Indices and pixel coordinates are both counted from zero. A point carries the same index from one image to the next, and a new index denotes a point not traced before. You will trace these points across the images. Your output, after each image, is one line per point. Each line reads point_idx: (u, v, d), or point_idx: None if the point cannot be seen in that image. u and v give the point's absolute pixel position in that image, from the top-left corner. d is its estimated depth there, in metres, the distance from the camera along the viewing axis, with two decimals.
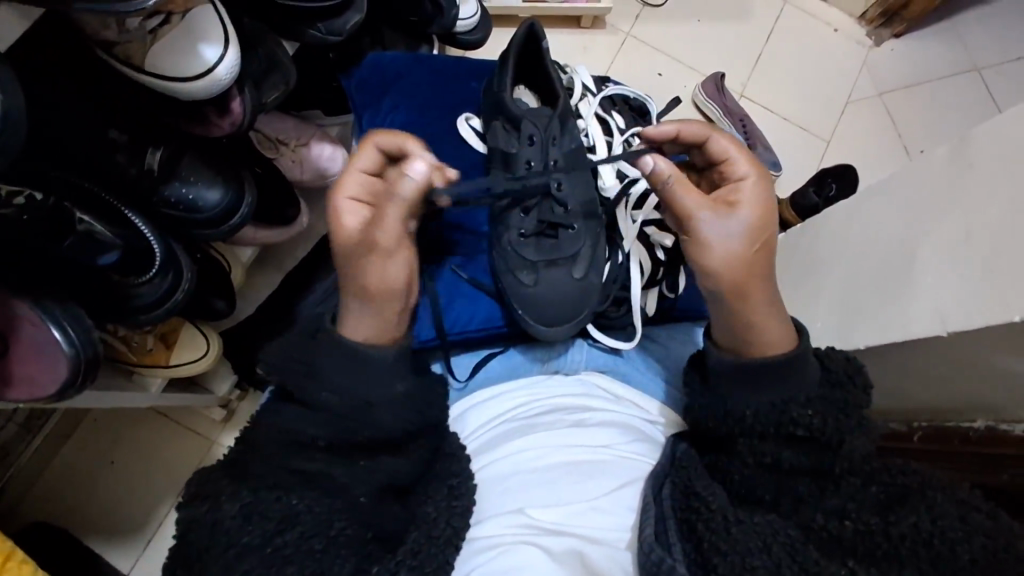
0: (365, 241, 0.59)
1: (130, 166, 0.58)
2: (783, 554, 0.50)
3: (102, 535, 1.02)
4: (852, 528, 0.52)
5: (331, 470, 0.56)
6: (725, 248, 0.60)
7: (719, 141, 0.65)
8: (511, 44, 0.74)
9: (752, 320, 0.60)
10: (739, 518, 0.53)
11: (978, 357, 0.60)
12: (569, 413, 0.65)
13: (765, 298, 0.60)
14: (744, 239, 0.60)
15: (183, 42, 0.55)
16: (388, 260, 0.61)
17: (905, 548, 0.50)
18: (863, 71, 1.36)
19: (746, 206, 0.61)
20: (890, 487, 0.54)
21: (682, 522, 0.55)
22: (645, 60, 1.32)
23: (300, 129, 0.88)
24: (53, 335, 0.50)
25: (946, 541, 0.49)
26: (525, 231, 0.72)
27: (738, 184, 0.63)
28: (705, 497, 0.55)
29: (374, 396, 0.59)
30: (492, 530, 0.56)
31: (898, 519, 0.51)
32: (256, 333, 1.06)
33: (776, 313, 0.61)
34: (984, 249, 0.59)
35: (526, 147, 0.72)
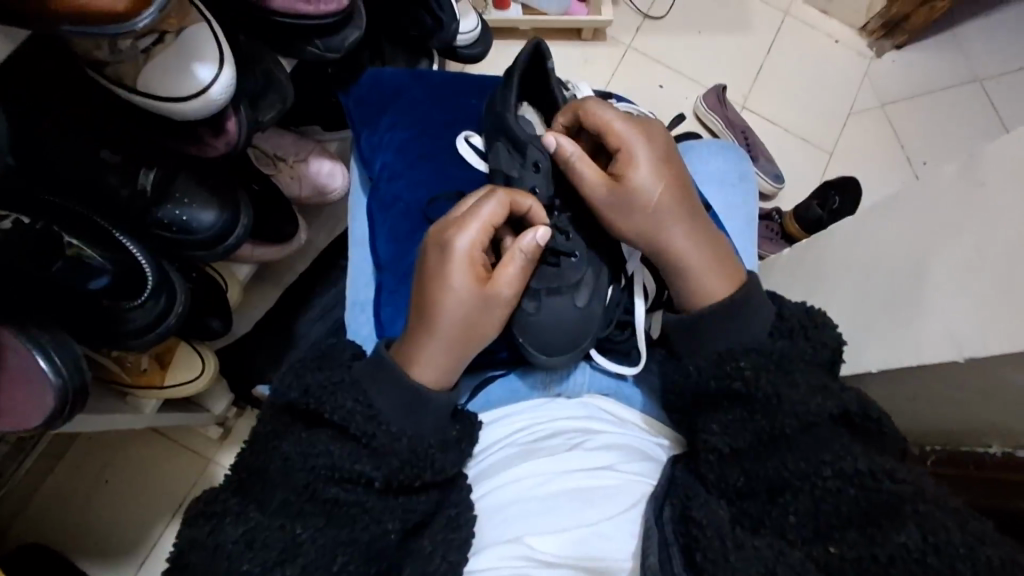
0: (485, 302, 0.60)
1: (123, 187, 0.56)
2: (786, 569, 0.50)
3: (93, 557, 1.00)
4: (838, 556, 0.51)
5: (327, 487, 0.55)
6: (632, 217, 0.65)
7: (592, 117, 0.67)
8: (516, 63, 0.73)
9: (685, 269, 0.64)
10: (736, 542, 0.52)
11: (994, 379, 0.58)
12: (569, 437, 0.63)
13: (690, 250, 0.64)
14: (635, 200, 0.64)
15: (175, 63, 0.53)
16: (492, 315, 0.61)
17: (896, 571, 0.49)
18: (865, 82, 1.35)
19: (638, 172, 0.64)
20: (874, 494, 0.52)
21: (684, 548, 0.54)
22: (646, 72, 1.32)
23: (299, 146, 0.89)
24: (40, 366, 0.48)
25: (942, 559, 0.48)
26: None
27: (626, 154, 0.65)
28: (701, 521, 0.54)
29: (372, 420, 0.56)
30: (486, 563, 0.55)
31: (886, 539, 0.50)
32: (254, 351, 1.04)
33: (714, 263, 0.64)
34: (995, 272, 0.58)
35: (530, 173, 0.70)
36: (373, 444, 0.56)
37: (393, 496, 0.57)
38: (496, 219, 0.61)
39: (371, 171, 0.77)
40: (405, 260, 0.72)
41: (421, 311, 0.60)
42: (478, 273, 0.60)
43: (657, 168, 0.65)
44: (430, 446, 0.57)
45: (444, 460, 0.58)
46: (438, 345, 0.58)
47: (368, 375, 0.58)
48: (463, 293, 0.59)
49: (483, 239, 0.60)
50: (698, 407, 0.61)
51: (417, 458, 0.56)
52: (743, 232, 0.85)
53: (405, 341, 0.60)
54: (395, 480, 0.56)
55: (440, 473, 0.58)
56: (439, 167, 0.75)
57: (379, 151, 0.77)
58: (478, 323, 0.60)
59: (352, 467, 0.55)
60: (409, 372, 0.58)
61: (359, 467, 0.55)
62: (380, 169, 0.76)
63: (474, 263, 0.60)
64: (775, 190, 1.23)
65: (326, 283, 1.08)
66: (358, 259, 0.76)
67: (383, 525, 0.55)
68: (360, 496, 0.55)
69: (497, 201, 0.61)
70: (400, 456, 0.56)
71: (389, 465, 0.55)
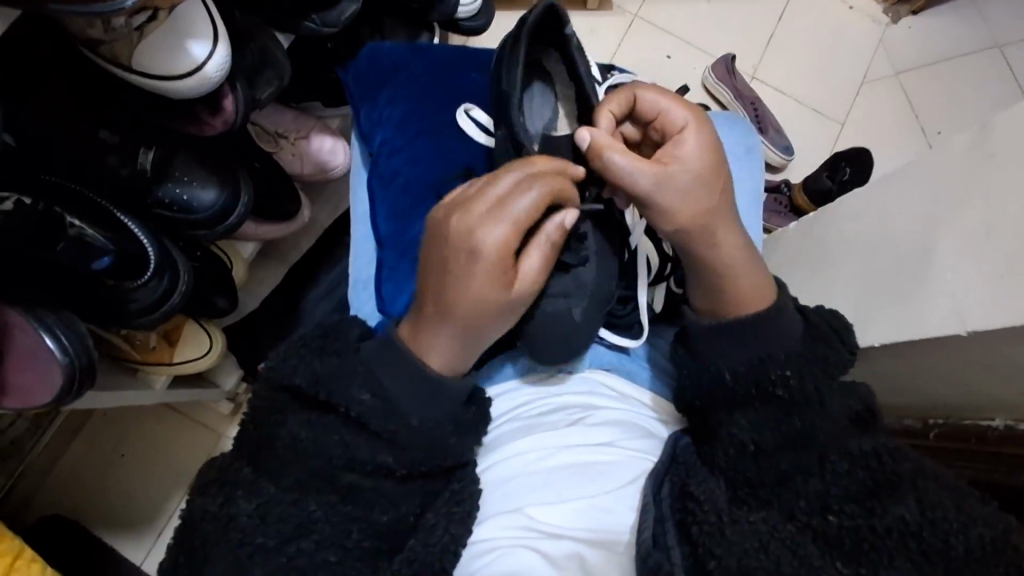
0: (509, 299, 0.57)
1: (122, 167, 0.56)
2: (783, 553, 0.50)
3: (112, 528, 1.03)
4: (836, 525, 0.52)
5: (344, 474, 0.56)
6: (686, 208, 0.58)
7: (645, 98, 0.62)
8: (524, 31, 0.66)
9: (721, 269, 0.59)
10: (731, 518, 0.53)
11: (1000, 353, 0.58)
12: (571, 413, 0.63)
13: (733, 250, 0.60)
14: (695, 185, 0.58)
15: (170, 40, 0.52)
16: (511, 309, 0.59)
17: (891, 541, 0.50)
18: (879, 49, 1.32)
19: (694, 158, 0.58)
20: (879, 472, 0.53)
21: (677, 524, 0.54)
22: (653, 42, 1.29)
23: (300, 122, 0.89)
24: (47, 345, 0.49)
25: (937, 533, 0.49)
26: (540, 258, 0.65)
27: (680, 138, 0.60)
28: (698, 498, 0.54)
29: (388, 411, 0.56)
30: (487, 533, 0.56)
31: (885, 511, 0.51)
32: (261, 329, 1.05)
33: (751, 265, 0.60)
34: (1003, 243, 0.57)
35: None
36: (393, 437, 0.56)
37: (411, 480, 0.58)
38: (531, 208, 0.55)
39: (371, 148, 0.77)
40: (404, 235, 0.72)
41: (443, 308, 0.56)
42: (510, 268, 0.56)
43: (712, 155, 0.60)
44: (445, 430, 0.57)
45: (460, 445, 0.58)
46: (454, 335, 0.57)
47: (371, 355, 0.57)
48: (489, 292, 0.55)
49: (520, 231, 0.55)
50: (702, 386, 0.60)
51: (429, 437, 0.57)
52: (748, 206, 0.84)
53: (417, 325, 0.58)
54: (413, 467, 0.57)
55: (456, 458, 0.58)
56: (438, 143, 0.75)
57: (379, 126, 0.77)
58: (498, 318, 0.57)
59: (375, 460, 0.56)
60: (424, 358, 0.57)
61: (366, 441, 0.56)
62: (380, 144, 0.75)
63: (505, 259, 0.55)
64: (785, 162, 1.21)
65: (332, 261, 1.08)
66: (361, 235, 0.76)
67: (399, 508, 0.57)
68: (374, 478, 0.56)
69: (534, 191, 0.55)
70: (419, 446, 0.57)
71: (410, 455, 0.57)
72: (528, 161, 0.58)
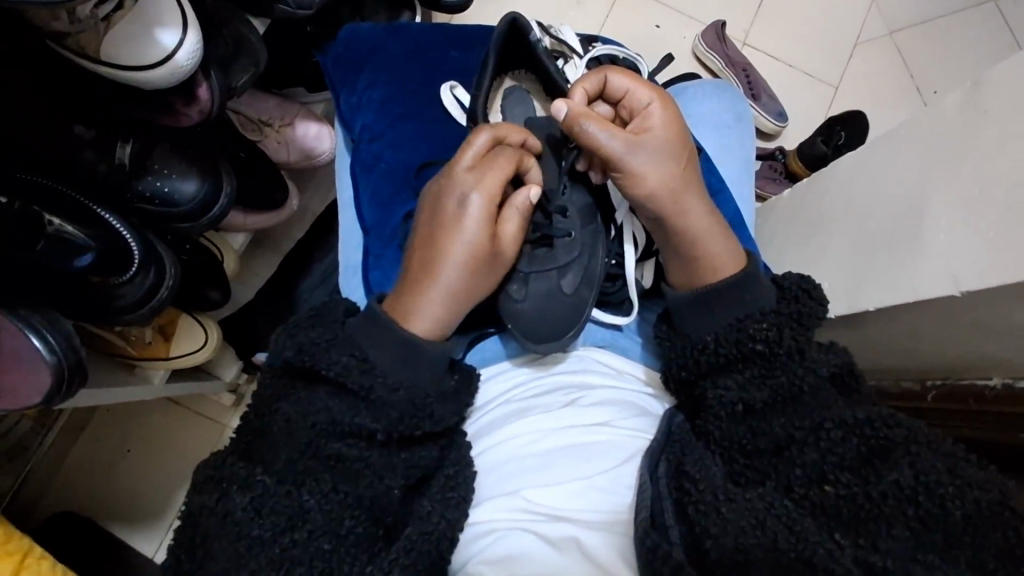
0: (489, 260, 0.60)
1: (99, 162, 0.56)
2: (779, 527, 0.50)
3: (120, 522, 1.04)
4: (833, 494, 0.52)
5: (331, 444, 0.56)
6: (655, 176, 0.61)
7: (616, 79, 0.65)
8: (493, 41, 0.69)
9: (693, 238, 0.62)
10: (728, 495, 0.53)
11: (996, 313, 0.57)
12: (565, 392, 0.63)
13: (701, 219, 0.62)
14: (666, 155, 0.62)
15: (137, 30, 0.51)
16: (494, 272, 0.62)
17: (888, 506, 0.50)
18: (872, 9, 1.29)
19: (659, 129, 0.63)
20: (873, 440, 0.53)
21: (676, 503, 0.54)
22: (642, 10, 1.26)
23: (284, 109, 0.87)
24: (33, 345, 0.49)
25: (937, 500, 0.49)
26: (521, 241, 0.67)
27: (647, 112, 0.64)
28: (695, 477, 0.54)
29: (368, 371, 0.57)
30: (487, 515, 0.56)
31: (880, 478, 0.51)
32: (257, 318, 1.05)
33: (721, 234, 0.62)
34: (997, 203, 0.56)
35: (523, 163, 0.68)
36: (372, 397, 0.56)
37: (395, 452, 0.58)
38: (499, 175, 0.61)
39: (352, 133, 0.75)
40: (389, 224, 0.71)
41: (425, 278, 0.59)
42: (487, 231, 0.60)
43: (679, 126, 0.64)
44: (428, 397, 0.58)
45: (443, 410, 0.58)
46: (438, 298, 0.59)
47: (361, 335, 0.58)
48: (470, 249, 0.59)
49: (493, 197, 0.60)
50: (703, 362, 0.60)
51: (415, 407, 0.57)
52: (738, 176, 0.83)
53: (402, 299, 0.60)
54: (394, 432, 0.56)
55: (440, 424, 0.58)
56: (419, 126, 0.74)
57: (359, 112, 0.75)
58: (481, 281, 0.61)
59: (353, 421, 0.56)
60: (405, 325, 0.59)
61: (358, 421, 0.56)
62: (361, 130, 0.74)
63: (484, 220, 0.59)
64: (778, 129, 1.19)
65: (325, 248, 1.08)
66: (348, 223, 0.75)
67: (386, 482, 0.56)
68: (362, 451, 0.56)
69: (509, 163, 0.62)
70: (398, 407, 0.56)
71: (390, 417, 0.56)
72: (500, 137, 0.64)
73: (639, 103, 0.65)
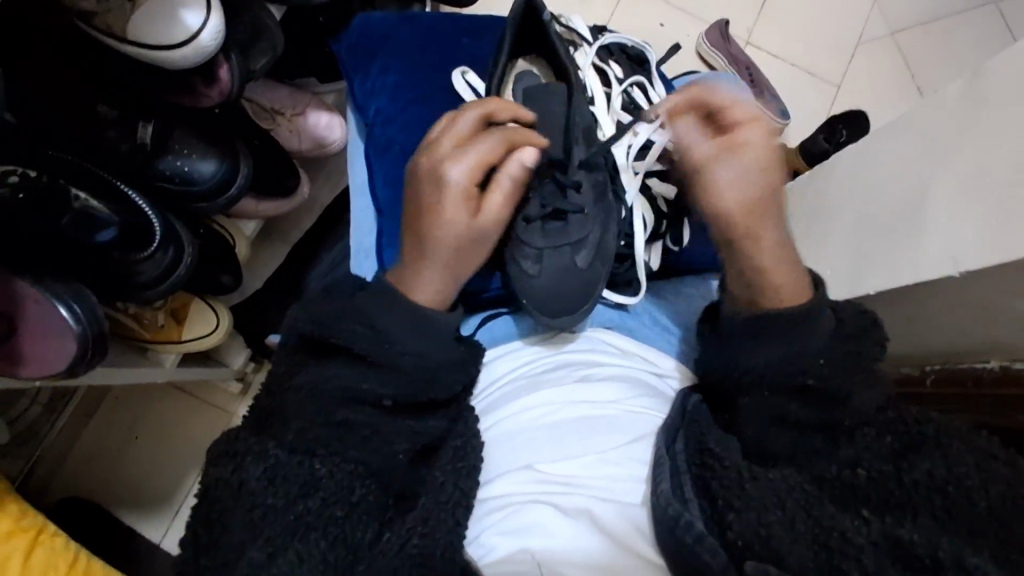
0: (476, 228, 0.63)
1: (122, 142, 0.58)
2: (798, 510, 0.51)
3: (128, 507, 1.05)
4: (864, 477, 0.53)
5: (337, 411, 0.58)
6: (734, 192, 0.63)
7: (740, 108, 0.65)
8: (510, 21, 0.71)
9: (756, 262, 0.62)
10: (752, 475, 0.54)
11: (996, 293, 0.59)
12: (576, 368, 0.65)
13: (767, 243, 0.62)
14: (748, 175, 0.63)
15: (162, 10, 0.53)
16: (485, 237, 0.65)
17: (918, 496, 0.52)
18: (874, 10, 1.31)
19: (756, 143, 0.64)
20: (906, 436, 0.55)
21: (697, 478, 0.55)
22: (646, 9, 1.28)
23: (296, 99, 0.88)
24: (61, 314, 0.51)
25: (960, 490, 0.51)
26: (533, 217, 0.69)
27: (742, 127, 0.65)
28: (719, 454, 0.55)
29: (376, 339, 0.59)
30: (502, 487, 0.57)
31: (912, 466, 0.53)
32: (265, 307, 1.06)
33: (791, 258, 0.62)
34: (996, 186, 0.58)
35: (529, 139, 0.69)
36: (381, 362, 0.59)
37: (406, 426, 0.59)
38: (478, 150, 0.63)
39: (366, 118, 0.77)
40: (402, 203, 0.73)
41: (418, 251, 0.63)
42: (470, 207, 0.63)
43: (768, 142, 0.64)
44: (434, 363, 0.60)
45: (450, 377, 0.61)
46: (433, 266, 0.62)
47: (371, 306, 0.60)
48: (456, 219, 0.62)
49: (477, 175, 0.63)
50: (725, 349, 0.62)
51: (423, 374, 0.60)
52: None
53: (402, 270, 0.64)
54: (401, 399, 0.59)
55: (446, 390, 0.61)
56: (431, 109, 0.76)
57: (373, 97, 0.77)
58: (471, 247, 0.64)
59: (367, 387, 0.58)
60: (407, 295, 0.62)
61: (365, 386, 0.59)
62: (375, 114, 0.76)
63: (466, 192, 0.63)
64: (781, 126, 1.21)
65: (333, 239, 1.09)
66: (359, 207, 0.77)
67: (392, 446, 0.58)
68: (370, 416, 0.58)
69: (492, 141, 0.64)
70: (407, 376, 0.59)
71: (398, 382, 0.59)
72: (470, 114, 0.66)
73: (737, 120, 0.65)
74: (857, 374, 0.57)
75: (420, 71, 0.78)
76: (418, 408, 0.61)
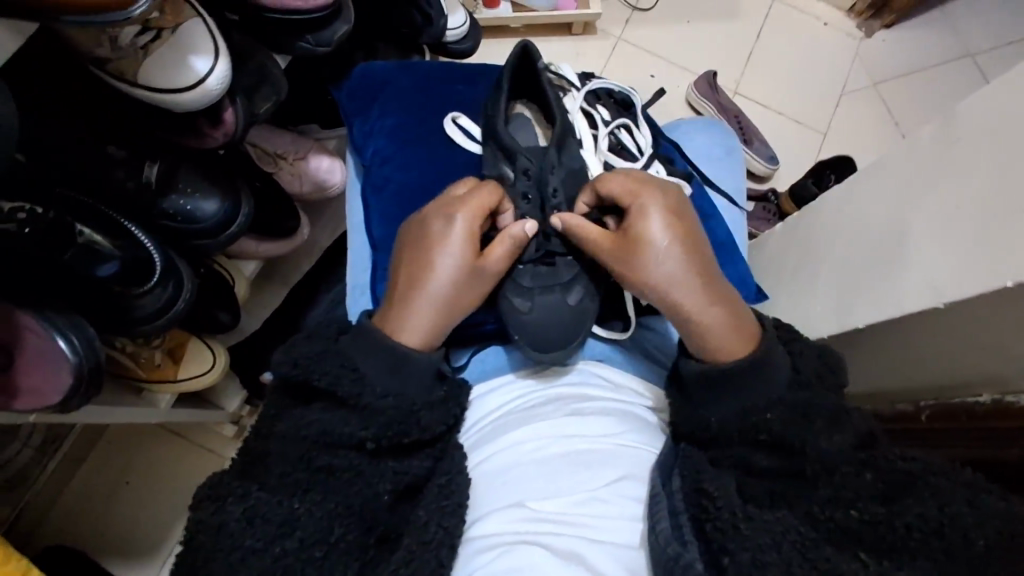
0: (472, 275, 0.64)
1: (128, 180, 0.60)
2: (794, 552, 0.50)
3: (115, 556, 1.03)
4: (856, 518, 0.52)
5: (320, 456, 0.58)
6: (651, 273, 0.63)
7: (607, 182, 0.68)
8: (507, 66, 0.75)
9: (698, 325, 0.62)
10: (747, 513, 0.53)
11: (975, 323, 0.60)
12: (568, 403, 0.64)
13: (700, 308, 0.62)
14: (677, 276, 0.62)
15: (174, 55, 0.56)
16: (481, 286, 0.65)
17: (914, 541, 0.50)
18: (856, 62, 1.36)
19: (655, 236, 0.63)
20: (893, 475, 0.54)
21: (693, 522, 0.54)
22: (637, 61, 1.34)
23: (298, 144, 0.91)
24: (59, 346, 0.53)
25: (958, 530, 0.50)
26: (524, 258, 0.71)
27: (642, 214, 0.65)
28: (712, 494, 0.54)
29: (358, 381, 0.60)
30: (491, 527, 0.56)
31: (902, 509, 0.52)
32: (261, 349, 1.07)
33: (734, 322, 0.62)
34: (971, 220, 0.59)
35: (521, 179, 0.72)
36: (362, 404, 0.59)
37: (385, 461, 0.60)
38: (483, 202, 0.65)
39: (365, 158, 0.80)
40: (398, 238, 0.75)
41: (413, 294, 0.62)
42: (470, 255, 0.64)
43: (675, 229, 0.64)
44: (414, 405, 0.60)
45: (430, 419, 0.61)
46: (425, 310, 0.62)
47: (352, 349, 0.61)
48: (450, 263, 0.63)
49: (476, 218, 0.65)
50: (698, 395, 0.63)
51: (400, 416, 0.59)
52: (729, 200, 0.87)
53: (388, 311, 0.64)
54: (383, 442, 0.59)
55: (427, 432, 0.61)
56: (427, 150, 0.79)
57: (371, 139, 0.80)
58: (462, 292, 0.64)
59: (342, 431, 0.58)
60: (393, 338, 0.61)
61: (349, 430, 0.58)
62: (374, 154, 0.79)
63: (468, 239, 0.64)
64: (771, 171, 1.24)
65: (331, 281, 1.11)
66: (358, 245, 0.79)
67: (375, 487, 0.57)
68: (354, 460, 0.58)
69: (493, 193, 0.66)
70: (383, 417, 0.59)
71: (380, 423, 0.59)
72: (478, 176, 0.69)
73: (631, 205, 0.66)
74: (838, 411, 0.60)
75: (416, 111, 0.81)
76: (397, 450, 0.61)
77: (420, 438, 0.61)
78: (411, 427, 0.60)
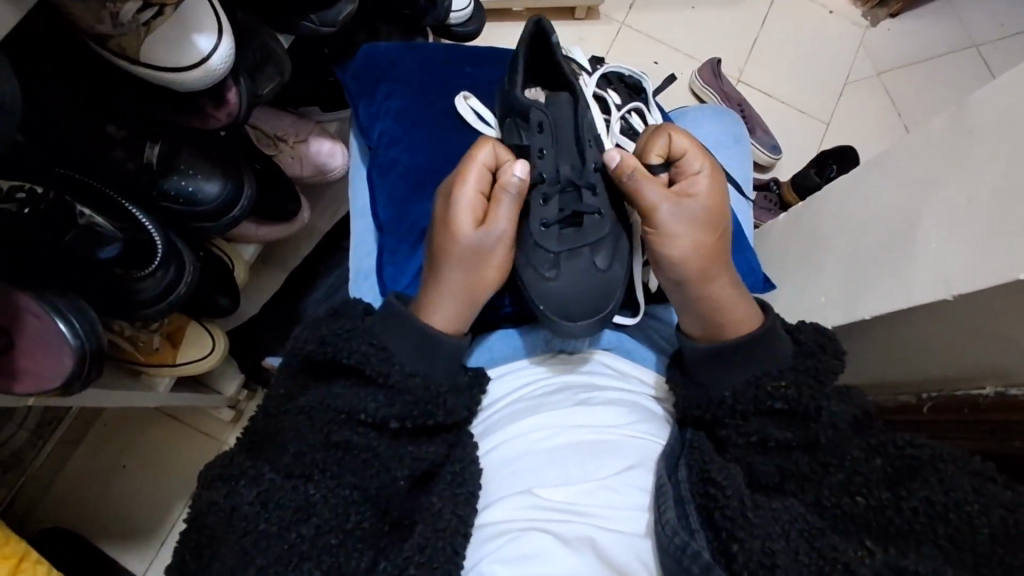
0: (474, 243, 0.62)
1: (129, 161, 0.59)
2: (801, 541, 0.51)
3: (113, 539, 1.02)
4: (863, 504, 0.54)
5: (337, 431, 0.58)
6: (683, 240, 0.63)
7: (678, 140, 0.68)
8: (522, 41, 0.73)
9: (718, 297, 0.63)
10: (754, 503, 0.54)
11: (984, 317, 0.60)
12: (575, 393, 0.64)
13: (726, 290, 0.63)
14: (715, 246, 0.63)
15: (176, 34, 0.55)
16: (488, 253, 0.63)
17: (920, 524, 0.52)
18: (860, 51, 1.35)
19: (702, 196, 0.64)
20: (900, 459, 0.55)
21: (701, 509, 0.55)
22: (641, 47, 1.32)
23: (298, 126, 0.90)
24: (59, 329, 0.52)
25: (961, 515, 0.51)
26: (549, 220, 0.68)
27: (693, 179, 0.66)
28: (720, 483, 0.55)
29: (386, 359, 0.59)
30: (499, 515, 0.55)
31: (910, 493, 0.53)
32: (261, 334, 1.06)
33: (743, 300, 0.64)
34: (983, 212, 0.59)
35: (536, 136, 0.69)
36: (391, 383, 0.59)
37: (404, 444, 0.59)
38: (476, 168, 0.63)
39: (371, 140, 0.79)
40: (403, 221, 0.74)
41: (432, 275, 0.63)
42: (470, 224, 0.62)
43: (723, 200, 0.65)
44: (440, 389, 0.59)
45: (455, 402, 0.60)
46: (443, 288, 0.62)
47: (381, 328, 0.61)
48: (451, 236, 0.62)
49: (475, 186, 0.63)
50: (705, 380, 0.63)
51: (431, 395, 0.59)
52: (737, 188, 0.86)
53: (422, 291, 0.64)
54: (409, 421, 0.59)
55: (452, 415, 0.60)
56: (434, 133, 0.78)
57: (377, 120, 0.79)
58: (471, 263, 0.62)
59: (354, 411, 0.58)
60: (425, 318, 0.62)
61: (360, 412, 0.58)
62: (380, 136, 0.78)
63: (468, 209, 0.62)
64: (773, 161, 1.23)
65: (331, 266, 1.10)
66: (361, 229, 0.79)
67: (392, 472, 0.57)
68: (372, 440, 0.58)
69: (486, 154, 0.64)
70: (393, 402, 0.58)
71: (405, 403, 0.58)
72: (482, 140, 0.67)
73: (688, 168, 0.66)
74: (847, 401, 0.59)
75: (425, 91, 0.80)
76: (420, 435, 0.61)
77: (445, 423, 0.60)
78: (435, 408, 0.59)
